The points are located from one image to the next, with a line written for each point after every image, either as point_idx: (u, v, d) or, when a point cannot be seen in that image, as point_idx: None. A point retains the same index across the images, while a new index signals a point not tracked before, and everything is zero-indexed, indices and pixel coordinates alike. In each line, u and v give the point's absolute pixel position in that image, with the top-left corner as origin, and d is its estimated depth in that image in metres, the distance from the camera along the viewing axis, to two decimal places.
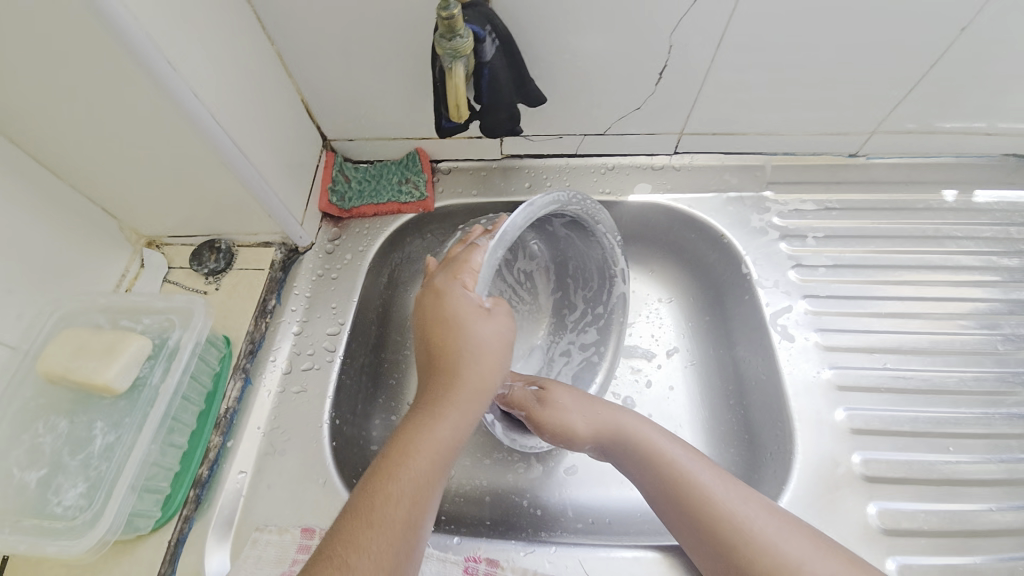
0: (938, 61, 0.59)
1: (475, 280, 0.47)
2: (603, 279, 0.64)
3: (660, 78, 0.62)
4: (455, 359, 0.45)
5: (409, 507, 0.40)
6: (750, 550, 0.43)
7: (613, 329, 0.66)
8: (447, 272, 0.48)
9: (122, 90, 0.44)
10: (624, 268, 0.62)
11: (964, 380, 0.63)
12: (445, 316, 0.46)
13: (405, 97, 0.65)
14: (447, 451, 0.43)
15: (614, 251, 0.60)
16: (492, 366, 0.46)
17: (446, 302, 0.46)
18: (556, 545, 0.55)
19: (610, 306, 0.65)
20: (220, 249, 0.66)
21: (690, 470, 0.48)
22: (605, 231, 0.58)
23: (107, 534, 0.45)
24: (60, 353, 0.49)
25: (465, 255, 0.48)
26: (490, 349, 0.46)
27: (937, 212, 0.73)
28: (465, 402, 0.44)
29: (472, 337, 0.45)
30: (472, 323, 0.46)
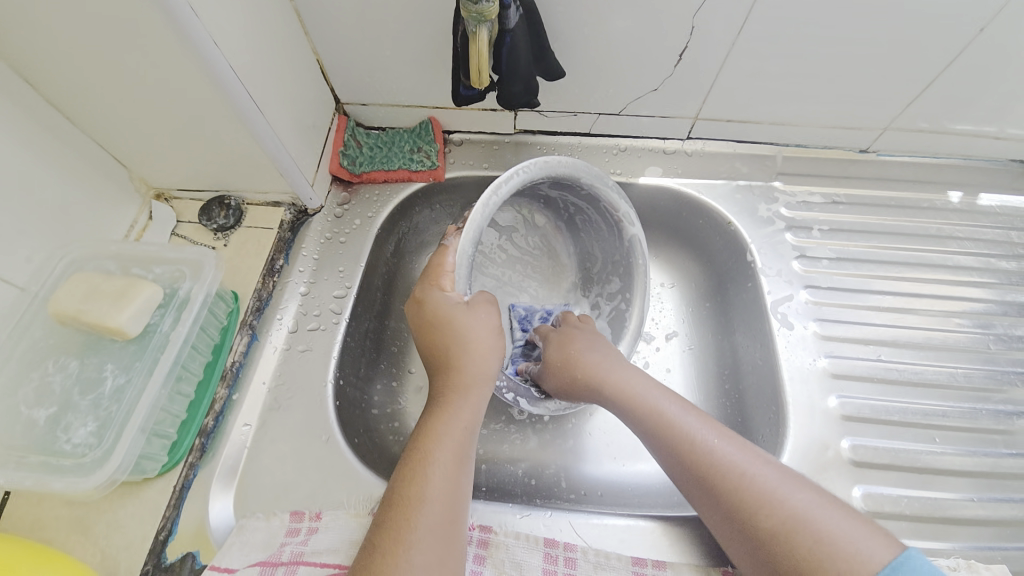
0: (956, 60, 0.59)
1: (451, 279, 0.52)
2: (611, 226, 0.63)
3: (679, 60, 0.61)
4: (452, 354, 0.52)
5: (439, 485, 0.44)
6: (726, 483, 0.44)
7: (638, 276, 0.64)
8: (424, 282, 0.54)
9: (143, 36, 0.44)
10: (626, 210, 0.60)
11: (955, 377, 0.65)
12: (432, 319, 0.53)
13: (421, 64, 0.64)
14: (463, 432, 0.48)
15: (609, 197, 0.59)
16: (488, 347, 0.52)
17: (431, 306, 0.53)
18: (551, 510, 0.56)
19: (625, 251, 0.64)
20: (230, 205, 0.66)
21: (670, 415, 0.50)
22: (589, 179, 0.57)
23: (117, 473, 0.46)
24: (72, 296, 0.49)
25: (437, 259, 0.54)
26: (479, 334, 0.52)
27: (942, 212, 0.74)
28: (470, 387, 0.51)
29: (457, 331, 0.52)
30: (459, 318, 0.52)
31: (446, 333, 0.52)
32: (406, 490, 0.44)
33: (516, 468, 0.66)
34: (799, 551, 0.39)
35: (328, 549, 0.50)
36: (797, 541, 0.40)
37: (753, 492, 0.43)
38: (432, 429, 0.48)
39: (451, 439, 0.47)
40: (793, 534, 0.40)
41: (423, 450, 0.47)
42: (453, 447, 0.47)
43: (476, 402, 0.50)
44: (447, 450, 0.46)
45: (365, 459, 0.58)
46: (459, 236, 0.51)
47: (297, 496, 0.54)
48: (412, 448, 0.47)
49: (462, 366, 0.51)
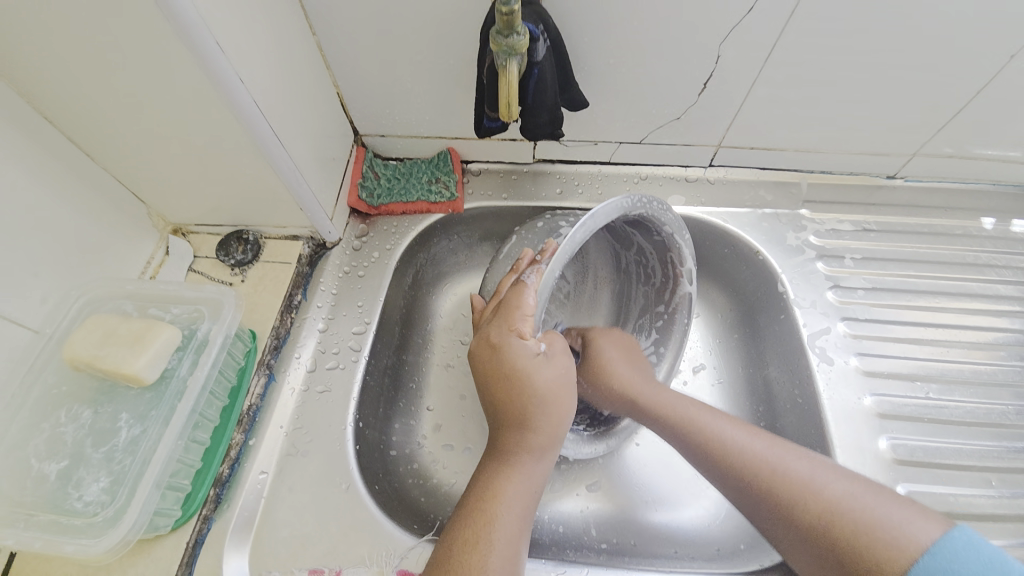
0: (984, 87, 0.58)
1: (531, 325, 0.46)
2: (666, 277, 0.62)
3: (704, 88, 0.61)
4: (528, 413, 0.46)
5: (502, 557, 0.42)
6: (768, 484, 0.46)
7: (676, 330, 0.63)
8: (500, 323, 0.46)
9: (169, 69, 0.43)
10: (690, 269, 0.59)
11: (1006, 413, 0.62)
12: (507, 371, 0.46)
13: (442, 96, 0.63)
14: (527, 494, 0.45)
15: (681, 251, 0.58)
16: (564, 409, 0.48)
17: (507, 357, 0.46)
18: (586, 566, 0.52)
19: (672, 305, 0.63)
20: (248, 240, 0.65)
21: (699, 417, 0.52)
22: (671, 228, 0.55)
23: (129, 533, 0.43)
24: (88, 340, 0.47)
25: (515, 299, 0.46)
26: (556, 392, 0.47)
27: (976, 240, 0.72)
28: (542, 451, 0.47)
29: (536, 387, 0.46)
30: (535, 372, 0.46)
31: (523, 391, 0.46)
32: (463, 557, 0.41)
33: (543, 513, 0.62)
34: (842, 542, 0.42)
35: None
36: (839, 533, 0.42)
37: (795, 485, 0.45)
38: (495, 489, 0.45)
39: (516, 503, 0.44)
40: (833, 520, 0.43)
41: (486, 512, 0.44)
42: (518, 510, 0.44)
43: (544, 464, 0.47)
44: (512, 512, 0.44)
45: (385, 507, 0.55)
46: (540, 278, 0.46)
47: (317, 549, 0.51)
48: (476, 505, 0.44)
49: (538, 428, 0.47)
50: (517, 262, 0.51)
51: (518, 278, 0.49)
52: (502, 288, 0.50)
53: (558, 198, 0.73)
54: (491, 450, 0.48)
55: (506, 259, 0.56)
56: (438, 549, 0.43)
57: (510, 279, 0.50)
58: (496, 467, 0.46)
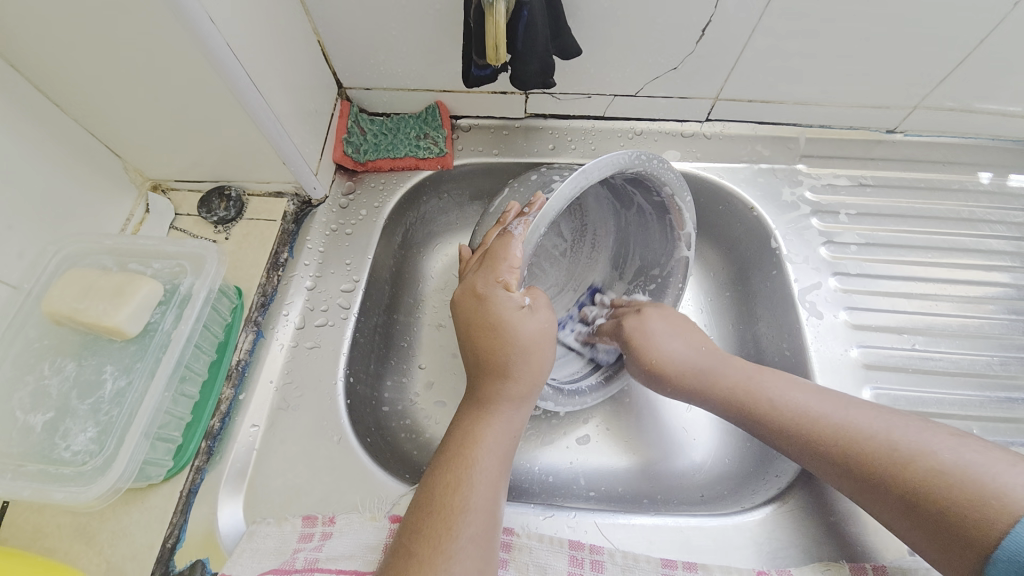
0: (993, 35, 0.55)
1: (517, 277, 0.45)
2: (666, 240, 0.60)
3: (701, 37, 0.58)
4: (508, 362, 0.46)
5: (484, 502, 0.43)
6: (856, 451, 0.44)
7: (669, 296, 0.63)
8: (485, 274, 0.46)
9: (133, 10, 0.41)
10: (690, 234, 0.58)
11: (991, 364, 0.63)
12: (487, 322, 0.46)
13: (428, 44, 0.60)
14: (506, 441, 0.46)
15: (684, 215, 0.56)
16: (545, 360, 0.47)
17: (489, 306, 0.46)
18: (574, 510, 0.54)
19: (667, 267, 0.62)
20: (230, 196, 0.63)
21: (775, 393, 0.50)
22: (673, 187, 0.53)
23: (119, 481, 0.43)
24: (66, 294, 0.46)
25: (499, 250, 0.45)
26: (539, 343, 0.46)
27: (972, 195, 0.71)
28: (521, 399, 0.47)
29: (517, 338, 0.46)
30: (518, 324, 0.46)
31: (504, 341, 0.46)
32: (446, 497, 0.42)
33: (533, 465, 0.63)
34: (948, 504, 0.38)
35: (344, 555, 0.47)
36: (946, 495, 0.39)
37: (882, 448, 0.43)
38: (475, 433, 0.46)
39: (494, 450, 0.45)
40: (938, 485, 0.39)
41: (467, 456, 0.44)
42: (498, 455, 0.45)
43: (524, 411, 0.48)
44: (492, 457, 0.45)
45: (377, 459, 0.56)
46: (528, 225, 0.44)
47: (310, 498, 0.52)
48: (457, 451, 0.45)
49: (519, 376, 0.47)
50: (503, 214, 0.49)
51: (504, 229, 0.47)
52: (488, 240, 0.48)
53: (550, 154, 0.71)
54: (469, 398, 0.48)
55: (495, 212, 0.53)
56: (420, 492, 0.44)
57: (496, 231, 0.48)
58: (476, 413, 0.47)
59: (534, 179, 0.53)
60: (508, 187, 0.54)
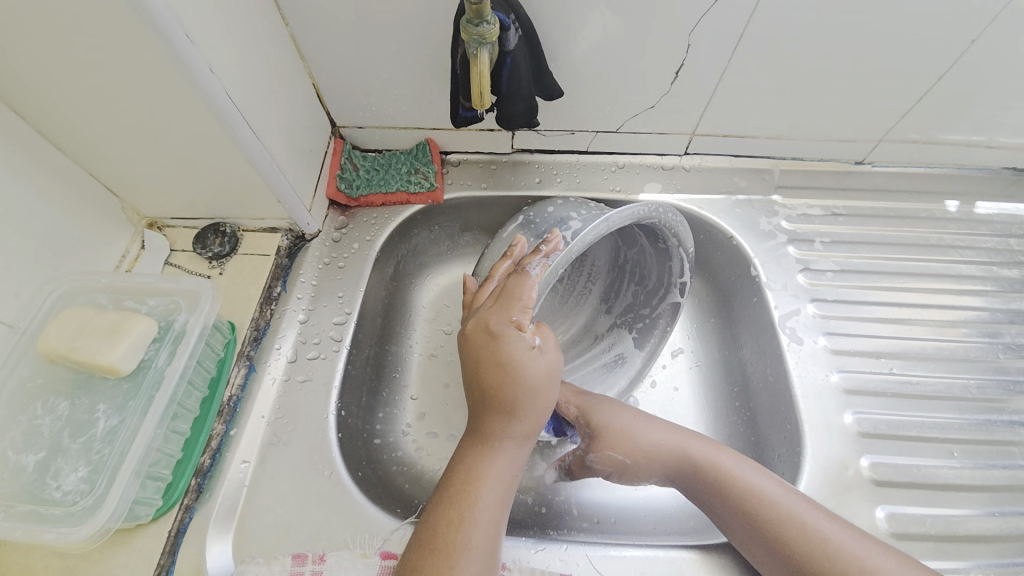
0: (945, 74, 0.60)
1: (530, 317, 0.46)
2: (660, 284, 0.62)
3: (675, 78, 0.62)
4: (513, 400, 0.47)
5: (485, 541, 0.44)
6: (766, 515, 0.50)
7: (655, 335, 0.64)
8: (500, 311, 0.47)
9: (142, 63, 0.43)
10: (686, 283, 0.60)
11: (967, 387, 0.64)
12: (495, 359, 0.46)
13: (418, 85, 0.63)
14: (508, 479, 0.47)
15: (684, 265, 0.58)
16: (550, 399, 0.48)
17: (499, 345, 0.46)
18: (566, 543, 0.54)
19: (660, 311, 0.64)
20: (225, 233, 0.65)
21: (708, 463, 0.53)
22: (681, 236, 0.55)
23: (110, 520, 0.43)
24: (63, 333, 0.47)
25: (515, 289, 0.47)
26: (545, 383, 0.47)
27: (940, 222, 0.75)
28: (524, 437, 0.48)
29: (523, 378, 0.46)
30: (526, 363, 0.46)
31: (510, 380, 0.46)
32: (449, 535, 0.43)
33: (526, 495, 0.63)
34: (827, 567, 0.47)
35: None
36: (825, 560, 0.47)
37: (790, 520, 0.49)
38: (478, 471, 0.46)
39: (496, 487, 0.46)
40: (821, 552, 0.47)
41: (470, 495, 0.45)
42: (500, 492, 0.46)
43: (526, 448, 0.49)
44: (495, 494, 0.46)
45: (369, 493, 0.56)
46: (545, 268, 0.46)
47: (299, 536, 0.51)
48: (459, 489, 0.45)
49: (524, 416, 0.47)
50: (511, 249, 0.51)
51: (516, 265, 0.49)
52: (497, 274, 0.50)
53: (537, 187, 0.73)
54: (472, 433, 0.49)
55: (504, 241, 0.55)
56: (422, 530, 0.44)
57: (505, 264, 0.50)
58: (479, 450, 0.47)
59: (541, 213, 0.55)
60: (519, 218, 0.56)
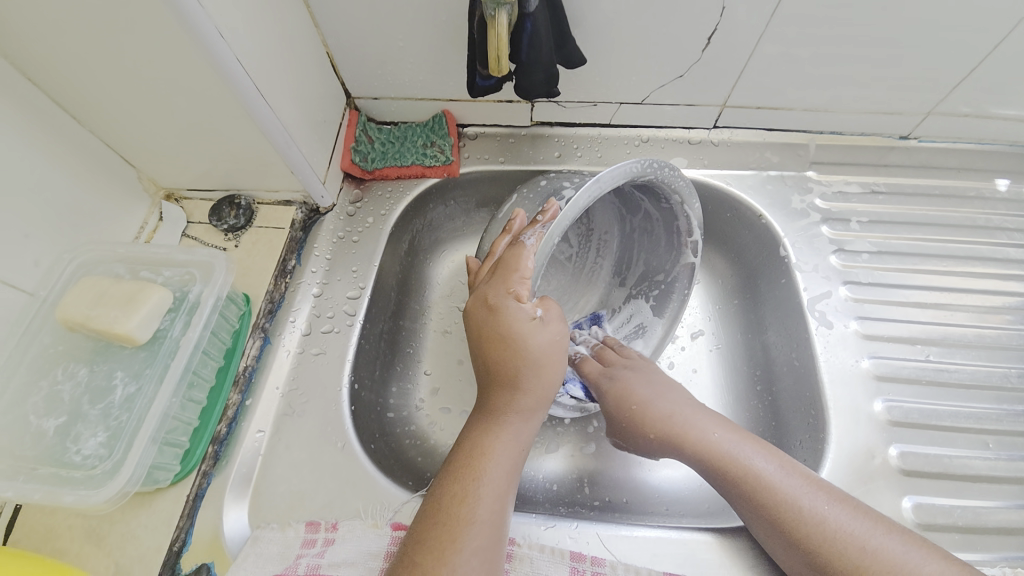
0: (1008, 39, 0.54)
1: (528, 288, 0.45)
2: (672, 246, 0.60)
3: (707, 45, 0.58)
4: (518, 374, 0.46)
5: (489, 516, 0.43)
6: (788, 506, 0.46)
7: (673, 301, 0.63)
8: (496, 285, 0.45)
9: (150, 28, 0.42)
10: (697, 241, 0.58)
11: (1008, 377, 0.61)
12: (498, 334, 0.45)
13: (434, 53, 0.61)
14: (514, 454, 0.46)
15: (692, 222, 0.56)
16: (556, 373, 0.48)
17: (502, 318, 0.45)
18: (577, 521, 0.53)
19: (673, 274, 0.62)
20: (240, 205, 0.64)
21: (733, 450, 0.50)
22: (685, 192, 0.53)
23: (128, 484, 0.44)
24: (80, 301, 0.48)
25: (511, 261, 0.45)
26: (550, 356, 0.47)
27: (989, 202, 0.69)
28: (530, 412, 0.47)
29: (528, 351, 0.45)
30: (531, 336, 0.45)
31: (515, 353, 0.45)
32: (453, 509, 0.43)
33: (538, 473, 0.63)
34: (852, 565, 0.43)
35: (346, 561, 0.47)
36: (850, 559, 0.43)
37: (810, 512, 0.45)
38: (483, 446, 0.46)
39: (501, 463, 0.45)
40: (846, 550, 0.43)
41: (476, 468, 0.45)
42: (505, 467, 0.45)
43: (532, 423, 0.48)
44: (500, 469, 0.45)
45: (380, 465, 0.56)
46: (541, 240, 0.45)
47: (314, 503, 0.52)
48: (465, 462, 0.45)
49: (529, 390, 0.47)
50: (509, 223, 0.49)
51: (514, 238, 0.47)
52: (497, 249, 0.48)
53: (556, 161, 0.71)
54: (479, 408, 0.48)
55: (503, 219, 0.53)
56: (428, 504, 0.44)
57: (504, 239, 0.48)
58: (485, 425, 0.47)
59: (541, 186, 0.53)
60: (518, 194, 0.54)
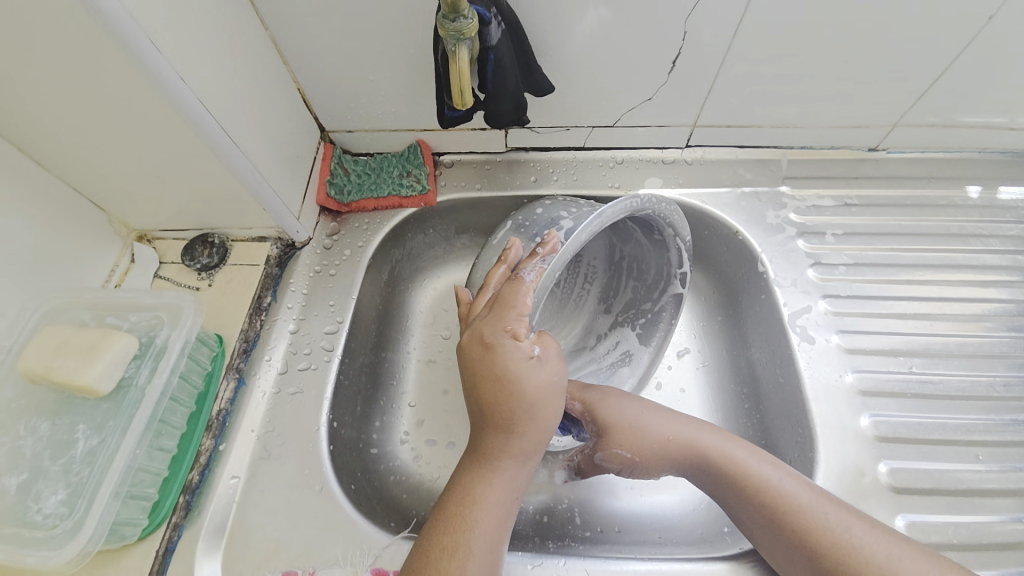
0: (963, 51, 0.56)
1: (526, 326, 0.44)
2: (660, 276, 0.60)
3: (672, 67, 0.59)
4: (514, 417, 0.45)
5: (479, 566, 0.42)
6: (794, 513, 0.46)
7: (660, 329, 0.63)
8: (493, 321, 0.44)
9: (111, 74, 0.42)
10: (686, 273, 0.58)
11: (994, 385, 0.60)
12: (493, 374, 0.44)
13: (405, 85, 0.61)
14: (507, 498, 0.45)
15: (683, 255, 0.57)
16: (553, 414, 0.46)
17: (497, 358, 0.44)
18: (565, 557, 0.51)
19: (661, 304, 0.62)
20: (214, 243, 0.63)
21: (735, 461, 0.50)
22: (678, 224, 0.53)
23: (89, 544, 0.42)
24: (41, 352, 0.47)
25: (510, 298, 0.44)
26: (547, 397, 0.45)
27: (961, 210, 0.70)
28: (526, 454, 0.46)
29: (523, 393, 0.44)
30: (527, 377, 0.44)
31: (510, 394, 0.44)
32: (444, 560, 0.41)
33: (526, 505, 0.61)
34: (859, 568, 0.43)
35: None
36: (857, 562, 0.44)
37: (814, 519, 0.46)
38: (476, 492, 0.44)
39: (493, 509, 0.44)
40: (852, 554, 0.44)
41: (467, 516, 0.43)
42: (498, 514, 0.44)
43: (528, 466, 0.46)
44: (492, 515, 0.44)
45: (361, 507, 0.54)
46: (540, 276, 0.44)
47: (290, 552, 0.50)
48: (457, 510, 0.44)
49: (525, 433, 0.45)
50: (505, 253, 0.48)
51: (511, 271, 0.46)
52: (493, 281, 0.47)
53: (533, 186, 0.71)
54: (473, 450, 0.47)
55: (497, 246, 0.53)
56: (418, 551, 0.43)
57: (500, 270, 0.47)
58: (479, 469, 0.45)
59: (536, 215, 0.53)
60: (514, 220, 0.53)
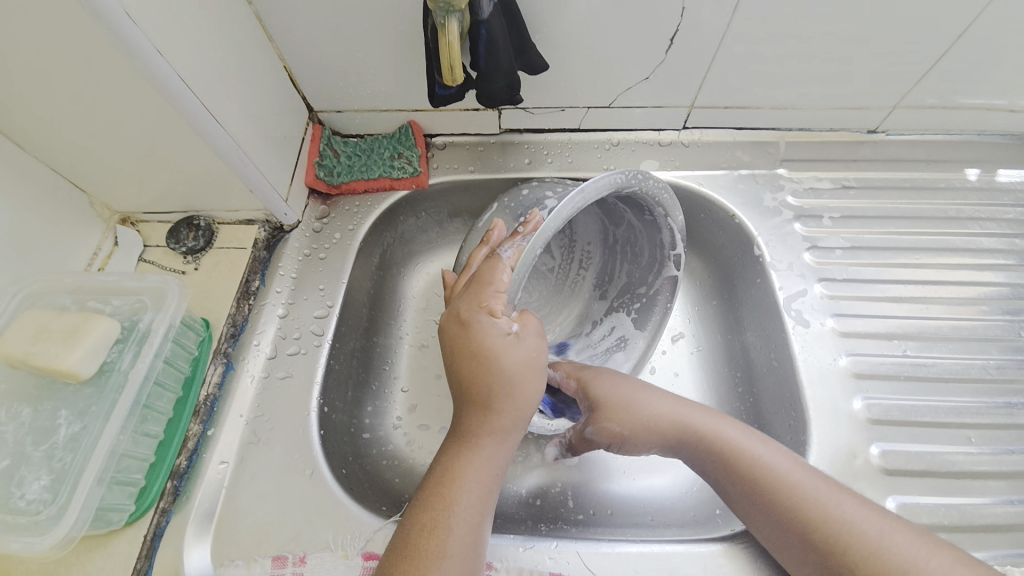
0: (968, 30, 0.54)
1: (503, 302, 0.43)
2: (654, 258, 0.60)
3: (670, 45, 0.57)
4: (492, 393, 0.44)
5: (459, 542, 0.41)
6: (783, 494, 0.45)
7: (655, 313, 0.62)
8: (470, 298, 0.44)
9: (83, 48, 0.40)
10: (681, 255, 0.58)
11: (987, 368, 0.60)
12: (470, 351, 0.44)
13: (395, 64, 0.60)
14: (488, 476, 0.44)
15: (676, 234, 0.56)
16: (532, 391, 0.45)
17: (474, 334, 0.44)
18: (556, 540, 0.51)
19: (656, 287, 0.61)
20: (199, 226, 0.62)
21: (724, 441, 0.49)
22: (669, 203, 0.52)
23: (73, 529, 0.42)
24: (21, 336, 0.45)
25: (486, 275, 0.43)
26: (526, 372, 0.45)
27: (960, 192, 0.69)
28: (505, 432, 0.45)
29: (501, 369, 0.44)
30: (504, 353, 0.44)
31: (488, 370, 0.44)
32: (422, 537, 0.41)
33: (519, 489, 0.61)
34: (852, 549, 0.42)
35: None
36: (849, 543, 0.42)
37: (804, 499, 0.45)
38: (456, 470, 0.44)
39: (474, 487, 0.43)
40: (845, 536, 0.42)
41: (446, 494, 0.43)
42: (479, 492, 0.43)
43: (509, 444, 0.46)
44: (472, 493, 0.43)
45: (352, 491, 0.54)
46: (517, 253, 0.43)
47: (281, 536, 0.50)
48: (437, 489, 0.43)
49: (503, 410, 0.45)
50: (488, 233, 0.47)
51: (491, 251, 0.45)
52: (474, 262, 0.46)
53: (527, 168, 0.70)
54: (453, 430, 0.46)
55: (482, 229, 0.52)
56: (399, 533, 0.42)
57: (482, 251, 0.46)
58: (458, 447, 0.45)
59: (524, 196, 0.51)
60: (501, 201, 0.52)
